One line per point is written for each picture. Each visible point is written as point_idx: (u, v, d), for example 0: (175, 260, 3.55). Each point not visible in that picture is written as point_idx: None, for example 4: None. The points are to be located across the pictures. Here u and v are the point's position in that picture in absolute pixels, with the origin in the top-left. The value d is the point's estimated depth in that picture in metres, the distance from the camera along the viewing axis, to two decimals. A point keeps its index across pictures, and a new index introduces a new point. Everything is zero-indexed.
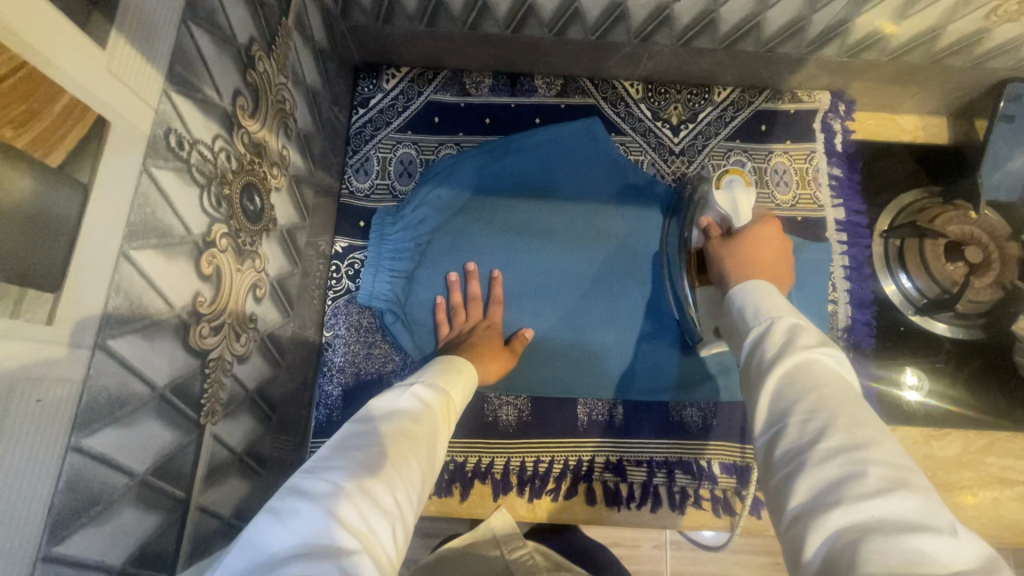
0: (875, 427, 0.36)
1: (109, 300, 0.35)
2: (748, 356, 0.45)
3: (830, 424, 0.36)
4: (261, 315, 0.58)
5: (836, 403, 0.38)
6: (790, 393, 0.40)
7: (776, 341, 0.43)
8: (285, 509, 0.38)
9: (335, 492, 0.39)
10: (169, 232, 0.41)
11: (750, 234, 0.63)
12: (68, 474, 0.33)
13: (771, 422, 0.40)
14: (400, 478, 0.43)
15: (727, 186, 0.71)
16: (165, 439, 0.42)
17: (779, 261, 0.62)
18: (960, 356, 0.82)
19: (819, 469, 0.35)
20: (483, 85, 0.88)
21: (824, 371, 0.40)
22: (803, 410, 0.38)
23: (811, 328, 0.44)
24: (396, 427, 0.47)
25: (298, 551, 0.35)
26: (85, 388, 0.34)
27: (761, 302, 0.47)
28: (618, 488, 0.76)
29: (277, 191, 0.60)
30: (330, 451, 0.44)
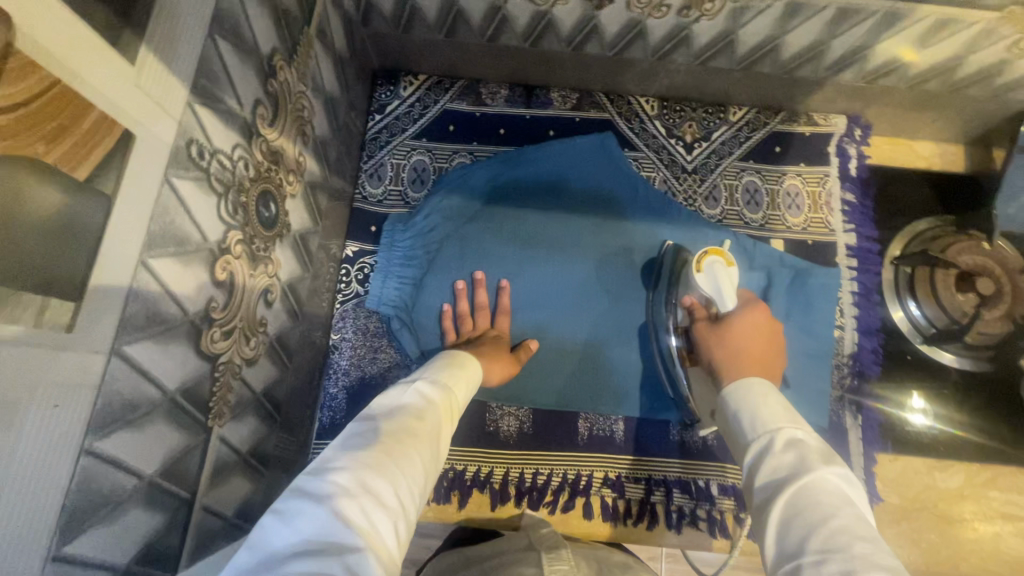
0: (894, 568, 0.35)
1: (127, 307, 0.36)
2: (755, 481, 0.45)
3: (847, 563, 0.36)
4: (271, 320, 0.59)
5: (850, 541, 0.37)
6: (802, 527, 0.39)
7: (779, 461, 0.45)
8: (289, 509, 0.39)
9: (338, 490, 0.40)
10: (187, 240, 0.42)
11: (736, 323, 0.64)
12: (80, 476, 0.34)
13: (787, 562, 0.39)
14: (403, 473, 0.44)
15: (708, 267, 0.67)
16: (174, 442, 0.43)
17: (768, 346, 0.63)
18: (965, 388, 0.81)
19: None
20: (499, 95, 0.89)
21: (835, 501, 0.40)
22: (817, 552, 0.37)
23: (812, 443, 0.45)
24: (398, 423, 0.48)
25: (300, 549, 0.36)
26: (100, 392, 0.34)
27: (760, 411, 0.49)
28: (615, 504, 0.76)
29: (292, 197, 0.61)
30: (334, 450, 0.45)
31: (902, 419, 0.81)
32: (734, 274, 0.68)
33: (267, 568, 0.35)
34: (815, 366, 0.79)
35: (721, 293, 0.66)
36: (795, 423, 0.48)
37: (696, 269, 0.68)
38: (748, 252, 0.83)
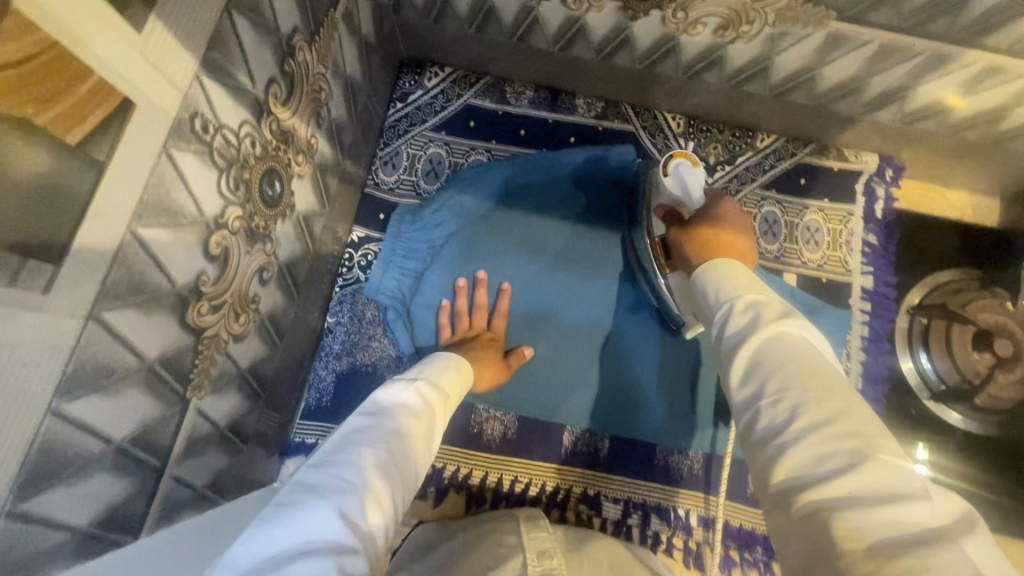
0: (848, 397, 0.37)
1: (110, 274, 0.36)
2: (719, 340, 0.47)
3: (797, 404, 0.37)
4: (264, 297, 0.59)
5: (805, 382, 0.38)
6: (759, 375, 0.41)
7: (739, 320, 0.46)
8: (293, 505, 0.37)
9: (344, 492, 0.39)
10: (181, 211, 0.42)
11: (704, 214, 0.64)
12: (44, 437, 0.34)
13: (747, 403, 0.41)
14: (401, 479, 0.44)
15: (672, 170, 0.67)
16: (148, 410, 0.44)
17: (742, 238, 0.63)
18: (969, 451, 0.78)
19: (790, 451, 0.35)
20: (524, 96, 0.87)
21: (794, 347, 0.41)
22: (773, 393, 0.39)
23: (772, 304, 0.47)
24: (399, 425, 0.48)
25: (304, 547, 0.34)
26: (73, 356, 0.35)
27: (725, 282, 0.51)
28: (591, 521, 0.75)
29: (300, 178, 0.61)
30: (336, 450, 0.44)
31: None
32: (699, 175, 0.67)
33: (268, 564, 0.33)
34: None
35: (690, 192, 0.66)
36: (758, 288, 0.50)
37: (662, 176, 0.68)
38: None
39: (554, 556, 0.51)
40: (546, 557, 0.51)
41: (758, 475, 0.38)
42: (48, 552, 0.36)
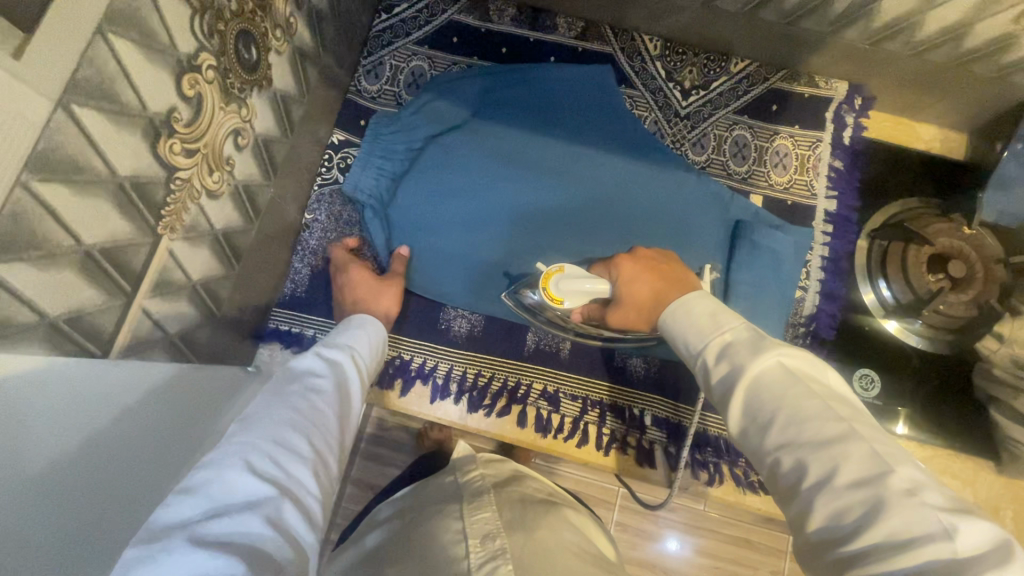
0: (847, 433, 0.40)
1: (79, 69, 0.39)
2: (708, 389, 0.50)
3: (802, 460, 0.40)
4: (239, 163, 0.62)
5: (804, 431, 0.41)
6: (758, 434, 0.44)
7: (718, 370, 0.48)
8: (195, 480, 0.42)
9: (247, 452, 0.45)
10: (154, 36, 0.45)
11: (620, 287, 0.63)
12: (15, 207, 0.37)
13: (758, 458, 0.44)
14: (312, 430, 0.51)
15: (559, 291, 0.65)
16: (119, 227, 0.47)
17: (664, 274, 0.62)
18: (919, 371, 0.80)
19: (809, 512, 0.39)
20: (506, 14, 0.90)
21: (777, 385, 0.44)
22: (777, 448, 0.42)
23: (742, 338, 0.49)
24: (300, 389, 0.54)
25: (215, 511, 0.40)
26: (43, 136, 0.37)
27: (688, 333, 0.53)
28: (549, 416, 0.78)
29: (277, 54, 0.63)
30: (236, 423, 0.49)
31: (852, 386, 0.80)
32: (575, 269, 0.67)
33: (178, 531, 0.38)
34: (770, 314, 0.79)
35: (592, 285, 0.64)
36: (721, 323, 0.51)
37: (558, 303, 0.66)
38: (723, 202, 0.84)
39: (496, 539, 0.61)
40: (489, 540, 0.60)
41: (789, 523, 0.41)
42: (17, 327, 0.40)
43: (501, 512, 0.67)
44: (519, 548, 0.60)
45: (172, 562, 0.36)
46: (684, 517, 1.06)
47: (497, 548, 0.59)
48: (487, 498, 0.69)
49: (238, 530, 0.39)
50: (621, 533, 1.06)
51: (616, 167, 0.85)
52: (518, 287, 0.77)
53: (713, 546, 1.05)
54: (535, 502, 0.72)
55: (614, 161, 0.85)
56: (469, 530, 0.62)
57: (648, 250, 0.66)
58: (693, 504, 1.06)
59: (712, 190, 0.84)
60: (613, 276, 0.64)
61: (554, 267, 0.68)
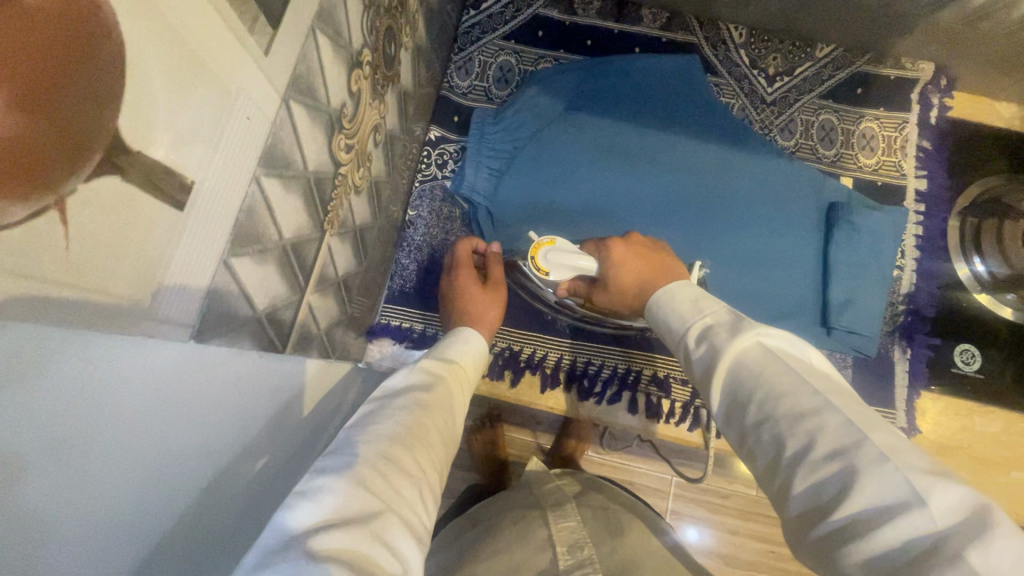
0: (820, 402, 0.38)
1: (297, 65, 0.39)
2: (689, 368, 0.50)
3: (777, 434, 0.39)
4: (374, 159, 0.62)
5: (780, 406, 0.40)
6: (741, 411, 0.43)
7: (699, 352, 0.48)
8: (305, 489, 0.37)
9: (363, 461, 0.40)
10: (340, 32, 0.45)
11: (610, 269, 0.65)
12: (249, 199, 0.37)
13: (740, 437, 0.43)
14: (422, 446, 0.45)
15: (546, 263, 0.66)
16: (303, 223, 0.47)
17: (649, 260, 0.64)
18: (1016, 342, 0.81)
19: (790, 485, 0.37)
20: (591, 7, 0.91)
21: (755, 361, 0.43)
22: (756, 425, 0.41)
23: (720, 321, 0.49)
24: (402, 399, 0.49)
25: (324, 523, 0.34)
26: (271, 130, 0.38)
27: (670, 314, 0.54)
28: (660, 402, 0.79)
29: (405, 50, 0.64)
30: (343, 430, 0.44)
31: (954, 359, 0.81)
32: (566, 243, 0.68)
33: (296, 541, 0.33)
34: (872, 293, 0.81)
35: (580, 266, 0.67)
36: (702, 308, 0.52)
37: (545, 275, 0.67)
38: (818, 185, 0.85)
39: (583, 547, 0.62)
40: (576, 549, 0.62)
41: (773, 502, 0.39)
42: (240, 321, 0.41)
43: (586, 523, 0.68)
44: (605, 558, 0.62)
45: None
46: (737, 504, 1.06)
47: (585, 557, 0.61)
48: (569, 507, 0.70)
49: (356, 545, 0.34)
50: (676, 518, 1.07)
51: (711, 155, 0.86)
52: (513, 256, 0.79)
53: (770, 531, 1.06)
54: (618, 509, 0.74)
55: (710, 149, 0.86)
56: (557, 535, 0.64)
57: (643, 238, 0.69)
58: (745, 489, 1.07)
59: (807, 174, 0.85)
60: (605, 256, 0.67)
61: (543, 239, 0.68)
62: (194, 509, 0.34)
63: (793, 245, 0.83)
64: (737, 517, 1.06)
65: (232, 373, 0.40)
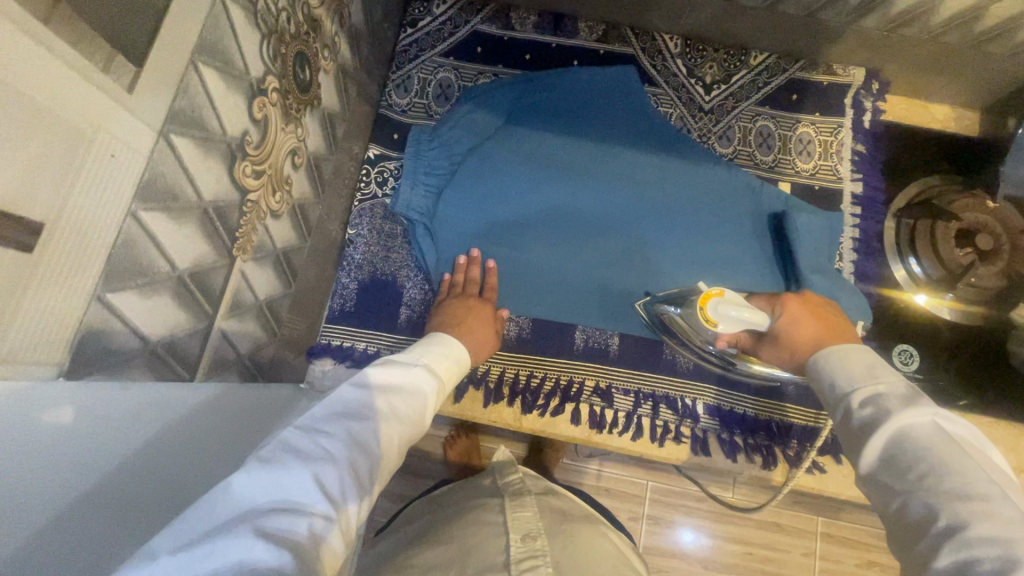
0: (994, 498, 0.38)
1: (176, 99, 0.40)
2: (843, 428, 0.50)
3: (933, 505, 0.40)
4: (295, 182, 0.63)
5: (946, 484, 0.40)
6: (892, 476, 0.43)
7: (862, 411, 0.48)
8: (274, 464, 0.41)
9: (322, 457, 0.43)
10: (232, 62, 0.46)
11: (784, 325, 0.63)
12: (126, 233, 0.38)
13: (887, 501, 0.43)
14: (381, 454, 0.48)
15: (716, 314, 0.66)
16: (203, 251, 0.47)
17: (829, 322, 0.62)
18: (958, 343, 0.82)
19: (937, 552, 0.37)
20: (528, 22, 0.92)
21: (925, 440, 0.43)
22: (909, 492, 0.42)
23: (896, 393, 0.48)
24: (388, 404, 0.51)
25: (276, 506, 0.38)
26: (148, 165, 0.38)
27: (839, 374, 0.52)
28: (603, 413, 0.79)
29: (325, 72, 0.65)
30: (322, 412, 0.47)
31: (891, 360, 0.82)
32: (735, 295, 0.67)
33: (242, 517, 0.37)
34: None
35: (746, 319, 0.64)
36: (877, 374, 0.50)
37: (713, 326, 0.67)
38: (754, 191, 0.86)
39: (537, 538, 0.61)
40: (529, 539, 0.61)
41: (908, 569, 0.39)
42: (127, 353, 0.41)
43: (541, 513, 0.68)
44: (557, 550, 0.61)
45: (229, 548, 0.34)
46: (709, 508, 1.07)
47: (537, 547, 0.59)
48: (528, 499, 0.71)
49: (293, 531, 0.37)
50: (647, 525, 1.07)
51: (647, 164, 0.87)
52: (656, 301, 0.79)
53: (746, 534, 1.06)
54: (580, 518, 0.71)
55: (646, 158, 0.87)
56: (511, 525, 0.64)
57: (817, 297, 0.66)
58: (722, 492, 1.07)
59: (742, 179, 0.86)
60: (778, 311, 0.64)
61: (714, 290, 0.68)
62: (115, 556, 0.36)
63: (730, 251, 0.84)
64: (703, 523, 1.07)
65: (132, 406, 0.41)
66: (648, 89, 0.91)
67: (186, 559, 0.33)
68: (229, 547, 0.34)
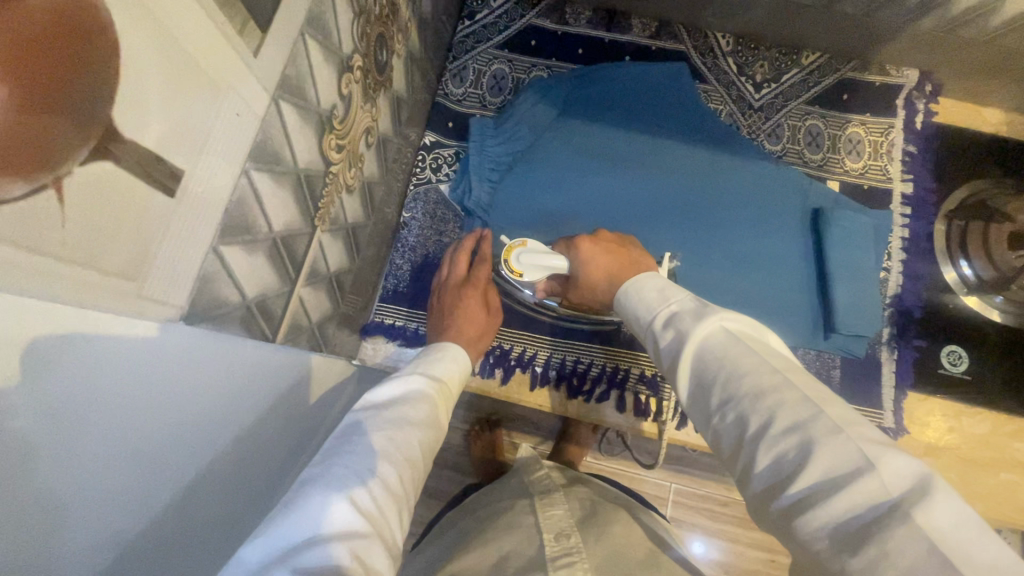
0: (781, 381, 0.39)
1: (287, 66, 0.42)
2: (657, 357, 0.50)
3: (743, 412, 0.40)
4: (366, 160, 0.65)
5: (745, 385, 0.40)
6: (706, 394, 0.43)
7: (667, 338, 0.48)
8: (299, 498, 0.38)
9: (346, 479, 0.40)
10: (330, 37, 0.48)
11: (578, 264, 0.66)
12: (239, 192, 0.40)
13: (705, 418, 0.44)
14: (403, 463, 0.45)
15: (519, 264, 0.70)
16: (292, 217, 0.50)
17: (613, 252, 0.65)
18: (1007, 347, 0.82)
19: (754, 461, 0.37)
20: (582, 18, 0.94)
21: (721, 347, 0.44)
22: (722, 405, 0.42)
23: (688, 308, 0.49)
24: (396, 412, 0.49)
25: (314, 538, 0.35)
26: (260, 127, 0.41)
27: (636, 305, 0.54)
28: (649, 401, 0.80)
29: (397, 56, 0.67)
30: (332, 441, 0.44)
31: (940, 359, 0.81)
32: (536, 243, 0.71)
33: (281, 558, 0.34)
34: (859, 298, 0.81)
35: (547, 264, 0.68)
36: (668, 295, 0.52)
37: (520, 276, 0.70)
38: (803, 189, 0.87)
39: (571, 535, 0.61)
40: (564, 536, 0.61)
41: (739, 481, 0.40)
42: (230, 306, 0.43)
43: (573, 510, 0.68)
44: (591, 544, 0.61)
45: None
46: (741, 510, 1.06)
47: (572, 544, 0.60)
48: (556, 495, 0.71)
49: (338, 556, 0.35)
50: (679, 526, 1.07)
51: (697, 160, 0.88)
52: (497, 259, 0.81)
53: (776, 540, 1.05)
54: (607, 504, 0.73)
55: (696, 153, 0.88)
56: (541, 525, 0.63)
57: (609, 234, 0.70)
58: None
59: (792, 177, 0.87)
60: (576, 253, 0.67)
61: (517, 242, 0.72)
62: (140, 555, 0.32)
63: (779, 248, 0.85)
64: (734, 525, 1.06)
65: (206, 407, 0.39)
66: (699, 87, 0.92)
67: None
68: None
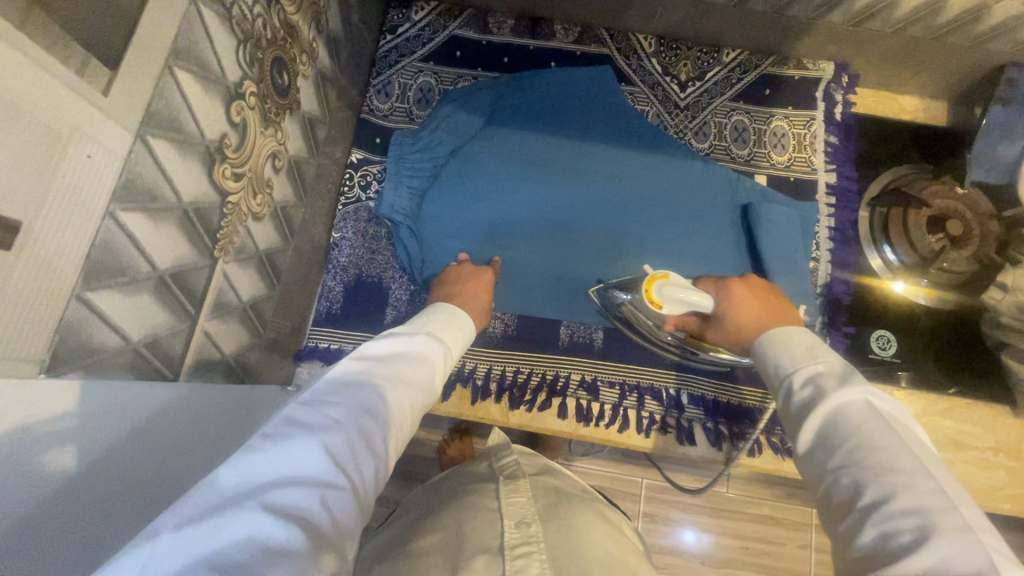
0: (911, 472, 0.41)
1: (152, 101, 0.41)
2: (785, 408, 0.52)
3: (861, 481, 0.42)
4: (276, 185, 0.64)
5: (872, 462, 0.43)
6: (825, 452, 0.46)
7: (803, 391, 0.51)
8: (281, 436, 0.40)
9: (333, 427, 0.42)
10: (207, 67, 0.47)
11: (729, 306, 0.65)
12: (104, 233, 0.39)
13: (817, 475, 0.46)
14: (390, 425, 0.47)
15: (660, 296, 0.67)
16: (184, 252, 0.48)
17: (775, 305, 0.64)
18: (933, 329, 0.83)
19: (861, 527, 0.40)
20: (505, 26, 0.94)
21: (853, 419, 0.46)
22: (838, 468, 0.44)
23: (833, 371, 0.51)
24: (394, 371, 0.51)
25: (289, 479, 0.37)
26: (125, 166, 0.39)
27: (782, 354, 0.55)
28: (589, 406, 0.80)
29: (304, 78, 0.66)
30: (327, 385, 0.46)
31: (870, 345, 0.83)
32: (678, 278, 0.68)
33: (250, 492, 0.35)
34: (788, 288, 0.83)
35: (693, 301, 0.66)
36: (816, 353, 0.53)
37: (658, 308, 0.68)
38: (731, 184, 0.88)
39: (531, 524, 0.60)
40: (524, 525, 0.60)
41: (837, 544, 0.42)
42: (108, 351, 0.42)
43: (539, 499, 0.67)
44: (554, 535, 0.59)
45: (234, 529, 0.33)
46: (706, 501, 1.08)
47: (532, 534, 0.58)
48: (522, 483, 0.69)
49: (304, 505, 0.36)
50: (647, 523, 1.07)
51: (626, 162, 0.88)
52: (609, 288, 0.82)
53: (743, 528, 1.07)
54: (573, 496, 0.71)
55: (625, 155, 0.88)
56: (505, 510, 0.63)
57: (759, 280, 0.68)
58: (716, 488, 1.08)
59: (718, 174, 0.88)
60: (722, 295, 0.66)
61: (658, 273, 0.69)
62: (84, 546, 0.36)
63: (710, 245, 0.85)
64: (699, 518, 1.07)
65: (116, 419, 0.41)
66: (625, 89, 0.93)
67: (187, 545, 0.31)
68: (231, 526, 0.33)
